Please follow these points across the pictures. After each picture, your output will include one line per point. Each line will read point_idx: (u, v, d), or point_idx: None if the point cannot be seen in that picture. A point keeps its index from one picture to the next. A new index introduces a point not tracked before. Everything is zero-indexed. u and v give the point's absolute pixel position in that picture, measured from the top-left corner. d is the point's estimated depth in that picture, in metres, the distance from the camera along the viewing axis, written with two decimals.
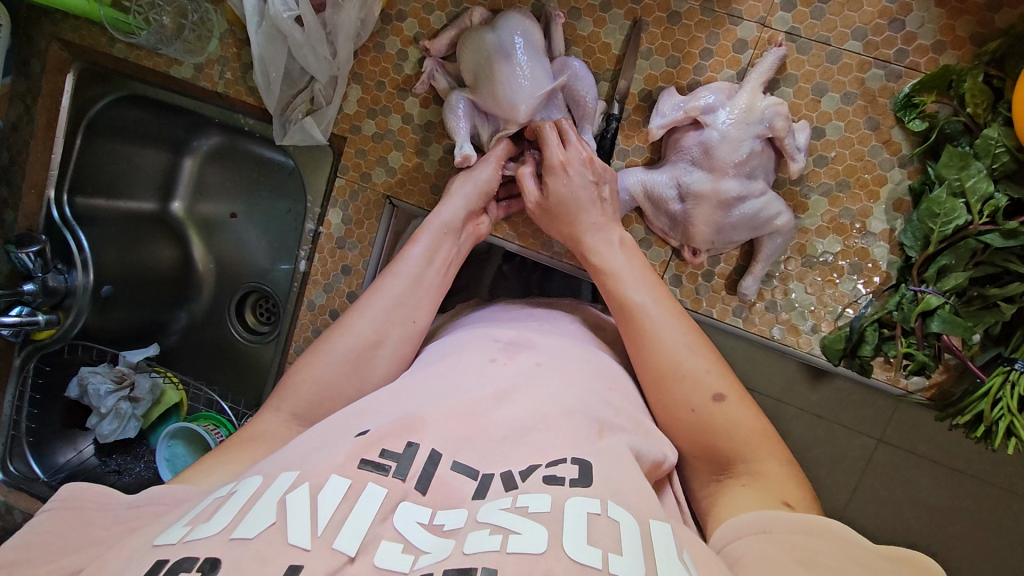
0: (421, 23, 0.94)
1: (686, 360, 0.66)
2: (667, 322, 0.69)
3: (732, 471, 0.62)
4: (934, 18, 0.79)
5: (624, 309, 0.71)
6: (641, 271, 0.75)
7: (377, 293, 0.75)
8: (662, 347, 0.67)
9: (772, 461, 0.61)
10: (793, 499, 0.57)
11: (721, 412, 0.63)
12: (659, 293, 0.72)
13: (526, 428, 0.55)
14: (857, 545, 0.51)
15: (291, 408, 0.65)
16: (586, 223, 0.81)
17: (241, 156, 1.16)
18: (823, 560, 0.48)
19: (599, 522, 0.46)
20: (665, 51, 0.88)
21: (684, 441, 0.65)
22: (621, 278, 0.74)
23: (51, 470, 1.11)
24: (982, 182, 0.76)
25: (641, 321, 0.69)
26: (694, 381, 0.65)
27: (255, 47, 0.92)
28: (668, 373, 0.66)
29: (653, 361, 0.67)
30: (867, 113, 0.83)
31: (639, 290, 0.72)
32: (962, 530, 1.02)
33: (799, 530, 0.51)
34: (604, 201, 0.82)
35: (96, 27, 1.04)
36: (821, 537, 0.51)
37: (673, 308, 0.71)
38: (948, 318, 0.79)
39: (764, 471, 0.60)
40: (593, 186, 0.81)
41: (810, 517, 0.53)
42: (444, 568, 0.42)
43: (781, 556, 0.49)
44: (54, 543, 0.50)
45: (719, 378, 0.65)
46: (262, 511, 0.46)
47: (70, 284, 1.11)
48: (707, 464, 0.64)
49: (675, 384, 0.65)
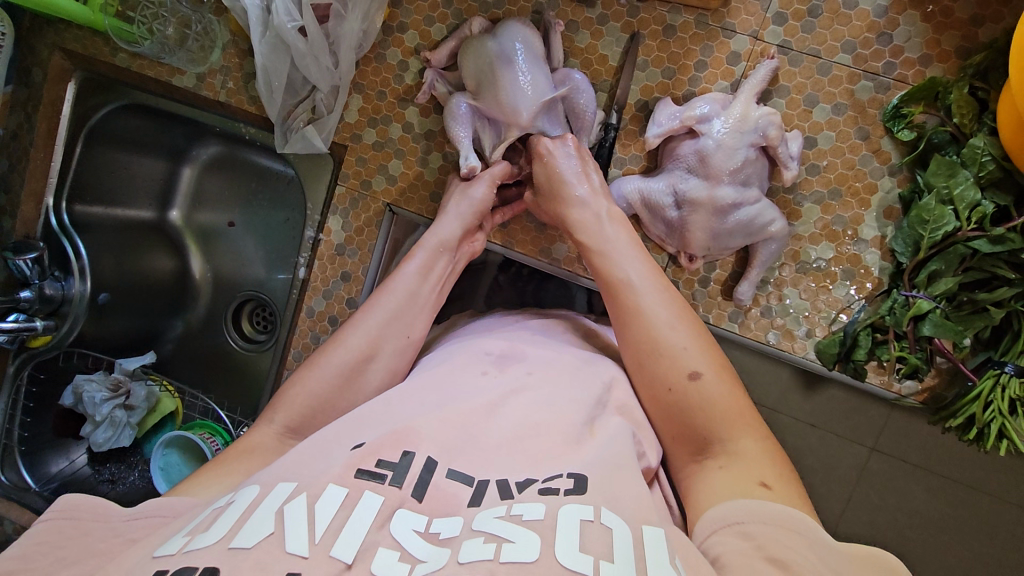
0: (421, 34, 0.97)
1: (665, 336, 0.67)
2: (651, 297, 0.70)
3: (710, 452, 0.61)
4: (920, 32, 0.82)
5: (612, 284, 0.73)
6: (629, 246, 0.76)
7: (372, 308, 0.75)
8: (642, 323, 0.68)
9: (749, 439, 0.60)
10: (772, 479, 0.57)
11: (696, 389, 0.63)
12: (649, 269, 0.74)
13: (522, 437, 0.57)
14: (827, 548, 0.49)
15: (285, 421, 0.65)
16: (576, 203, 0.83)
17: (240, 165, 1.17)
18: (797, 559, 0.48)
19: (592, 530, 0.46)
20: (660, 63, 0.90)
21: (663, 424, 0.65)
22: (608, 253, 0.76)
23: (43, 480, 1.10)
24: (970, 189, 0.78)
25: (626, 296, 0.71)
26: (673, 357, 0.65)
27: (259, 56, 0.94)
28: (648, 351, 0.67)
29: (635, 337, 0.68)
30: (857, 124, 0.86)
31: (630, 265, 0.74)
32: (955, 538, 1.02)
33: (775, 522, 0.51)
34: (591, 177, 0.85)
35: (100, 36, 1.05)
36: (796, 535, 0.50)
37: (662, 283, 0.72)
38: (939, 323, 0.81)
39: (740, 450, 0.60)
40: (580, 165, 0.85)
41: (782, 508, 0.52)
42: None
43: (753, 554, 0.49)
44: (53, 554, 0.49)
45: (697, 356, 0.65)
46: (260, 520, 0.46)
47: (67, 291, 1.10)
48: (684, 446, 0.64)
49: (654, 361, 0.66)
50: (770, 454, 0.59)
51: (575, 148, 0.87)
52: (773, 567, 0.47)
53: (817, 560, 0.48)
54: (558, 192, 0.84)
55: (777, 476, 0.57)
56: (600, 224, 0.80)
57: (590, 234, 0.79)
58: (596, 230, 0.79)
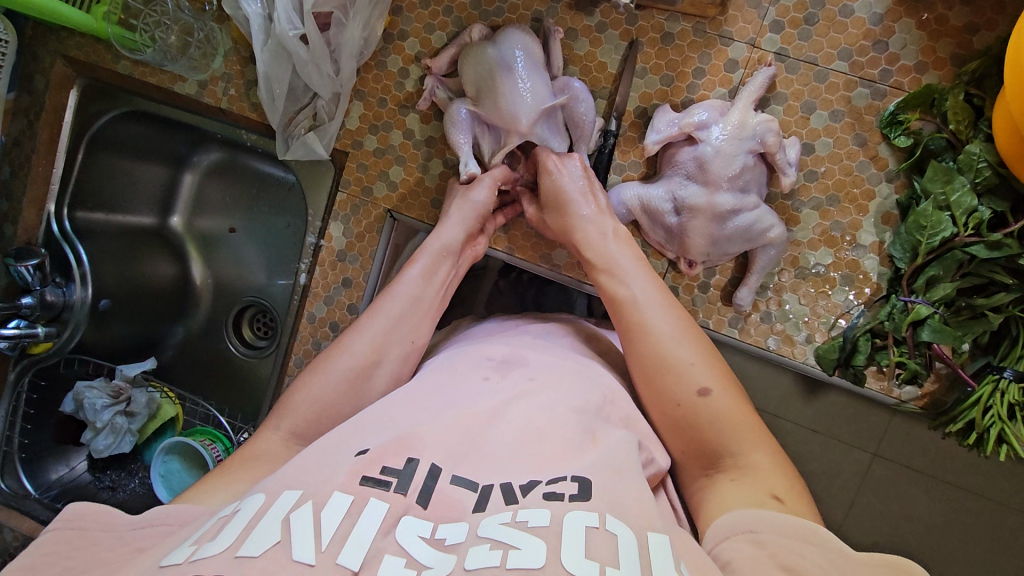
0: (422, 42, 0.97)
1: (672, 351, 0.67)
2: (656, 312, 0.70)
3: (721, 466, 0.62)
4: (916, 39, 0.82)
5: (617, 303, 0.73)
6: (634, 263, 0.77)
7: (375, 313, 0.75)
8: (649, 338, 0.68)
9: (760, 452, 0.61)
10: (783, 492, 0.57)
11: (705, 404, 0.63)
12: (654, 285, 0.74)
13: (525, 443, 0.57)
14: (840, 554, 0.50)
15: (290, 427, 0.65)
16: (581, 221, 0.83)
17: (241, 172, 1.18)
18: (806, 565, 0.48)
19: (597, 536, 0.46)
20: (659, 70, 0.91)
21: (672, 439, 0.66)
22: (614, 272, 0.76)
23: (43, 487, 1.09)
24: (967, 195, 0.79)
25: (631, 314, 0.71)
26: (680, 373, 0.65)
27: (261, 64, 0.95)
28: (655, 366, 0.67)
29: (641, 354, 0.68)
30: (854, 130, 0.86)
31: (635, 283, 0.74)
32: (957, 543, 1.03)
33: (786, 531, 0.51)
34: (596, 195, 0.85)
35: (102, 45, 1.06)
36: (805, 541, 0.50)
37: (666, 298, 0.72)
38: (938, 328, 0.81)
39: (752, 463, 0.60)
40: (585, 182, 0.86)
41: (795, 519, 0.53)
42: None
43: (763, 559, 0.49)
44: (62, 563, 0.49)
45: (704, 371, 0.66)
46: (266, 529, 0.46)
47: (68, 298, 1.10)
48: (695, 459, 0.64)
49: (661, 376, 0.66)
50: (780, 466, 0.60)
51: (579, 167, 0.87)
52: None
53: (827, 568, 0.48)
54: (563, 212, 0.85)
55: (787, 488, 0.58)
56: (606, 241, 0.80)
57: (595, 253, 0.80)
58: (602, 247, 0.80)
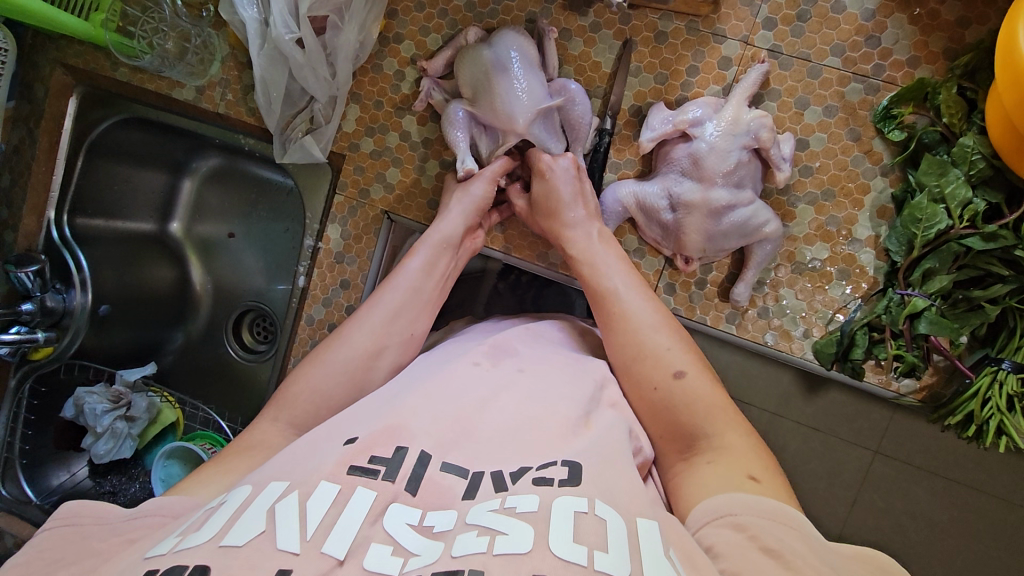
0: (417, 44, 0.98)
1: (650, 339, 0.69)
2: (635, 304, 0.72)
3: (697, 449, 0.62)
4: (908, 34, 0.83)
5: (600, 295, 0.75)
6: (616, 259, 0.80)
7: (375, 303, 0.75)
8: (628, 328, 0.70)
9: (734, 434, 0.61)
10: (759, 472, 0.57)
11: (681, 386, 0.64)
12: (635, 281, 0.76)
13: (515, 432, 0.57)
14: (818, 541, 0.50)
15: (289, 418, 0.65)
16: (565, 221, 0.85)
17: (241, 177, 1.19)
18: (788, 547, 0.48)
19: (586, 521, 0.46)
20: (653, 69, 0.91)
21: (650, 422, 0.66)
22: (597, 265, 0.79)
23: (44, 493, 1.10)
24: (961, 188, 0.79)
25: (612, 306, 0.73)
26: (657, 359, 0.67)
27: (258, 68, 0.95)
28: (633, 354, 0.68)
29: (621, 343, 0.70)
30: (848, 125, 0.87)
31: (617, 276, 0.76)
32: (961, 541, 1.02)
33: (766, 515, 0.51)
34: (586, 198, 0.87)
35: (101, 52, 1.07)
36: (786, 526, 0.51)
37: (646, 293, 0.75)
38: (935, 320, 0.81)
39: (726, 445, 0.60)
40: (577, 182, 0.87)
41: (772, 501, 0.53)
42: (432, 571, 0.42)
43: (747, 544, 0.49)
44: (50, 558, 0.49)
45: (680, 357, 0.67)
46: (251, 519, 0.46)
47: (68, 304, 1.10)
48: (672, 443, 0.64)
49: (639, 363, 0.67)
50: (755, 447, 0.61)
51: (571, 165, 0.87)
52: (768, 558, 0.47)
53: (812, 555, 0.48)
54: (551, 213, 0.87)
55: (763, 469, 0.58)
56: (592, 238, 0.83)
57: (578, 248, 0.82)
58: (586, 244, 0.83)
